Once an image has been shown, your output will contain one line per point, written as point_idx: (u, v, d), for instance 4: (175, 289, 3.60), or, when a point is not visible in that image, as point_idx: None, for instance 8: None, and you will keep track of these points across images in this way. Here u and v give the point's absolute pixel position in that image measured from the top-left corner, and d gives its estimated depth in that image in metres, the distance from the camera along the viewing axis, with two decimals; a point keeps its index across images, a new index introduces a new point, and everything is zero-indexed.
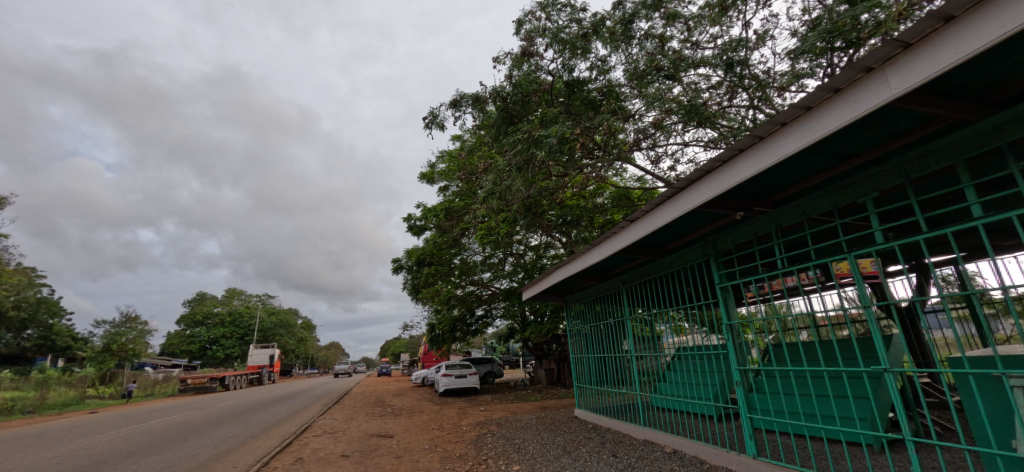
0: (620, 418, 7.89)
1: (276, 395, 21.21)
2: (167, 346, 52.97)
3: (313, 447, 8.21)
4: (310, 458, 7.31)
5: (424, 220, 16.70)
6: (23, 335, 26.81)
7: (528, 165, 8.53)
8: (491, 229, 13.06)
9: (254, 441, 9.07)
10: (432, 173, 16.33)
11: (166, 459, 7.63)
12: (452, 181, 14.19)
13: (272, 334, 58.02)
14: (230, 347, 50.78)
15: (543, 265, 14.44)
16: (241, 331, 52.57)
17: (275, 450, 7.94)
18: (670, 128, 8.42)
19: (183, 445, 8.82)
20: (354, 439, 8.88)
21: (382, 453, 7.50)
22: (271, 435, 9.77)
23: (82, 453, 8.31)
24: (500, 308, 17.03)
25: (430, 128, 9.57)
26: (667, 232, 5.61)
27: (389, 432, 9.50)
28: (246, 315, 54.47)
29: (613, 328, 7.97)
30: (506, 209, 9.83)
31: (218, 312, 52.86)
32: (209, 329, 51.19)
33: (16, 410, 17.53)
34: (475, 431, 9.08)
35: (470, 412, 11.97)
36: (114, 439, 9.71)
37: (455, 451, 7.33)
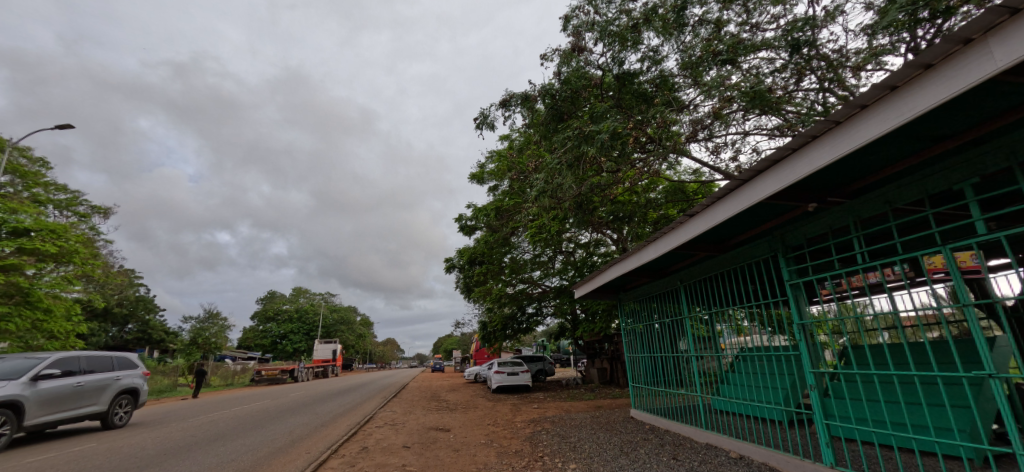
0: (679, 421, 7.57)
1: (339, 388, 22.52)
2: (244, 340, 58.15)
3: (376, 437, 8.65)
4: (374, 447, 7.72)
5: (474, 220, 17.01)
6: (125, 329, 30.64)
7: (578, 161, 8.44)
8: (541, 228, 13.04)
9: (323, 429, 9.71)
10: (481, 173, 16.58)
11: (249, 443, 8.38)
12: (502, 180, 14.29)
13: (334, 331, 61.40)
14: (297, 342, 54.59)
15: (593, 263, 14.24)
16: (306, 327, 56.12)
17: (343, 438, 8.45)
18: (729, 117, 7.99)
19: (262, 431, 9.62)
20: (414, 431, 9.25)
21: (441, 446, 7.76)
22: (337, 424, 10.40)
23: (178, 435, 9.28)
24: (550, 306, 17.00)
25: (480, 129, 9.69)
26: (730, 226, 5.33)
27: (446, 426, 9.77)
28: (311, 312, 58.29)
29: (671, 327, 7.69)
30: (557, 207, 9.73)
31: (287, 309, 57.41)
32: (279, 325, 55.56)
33: None
34: (529, 427, 9.12)
35: (523, 409, 12.04)
36: (205, 424, 10.75)
37: (511, 447, 7.42)
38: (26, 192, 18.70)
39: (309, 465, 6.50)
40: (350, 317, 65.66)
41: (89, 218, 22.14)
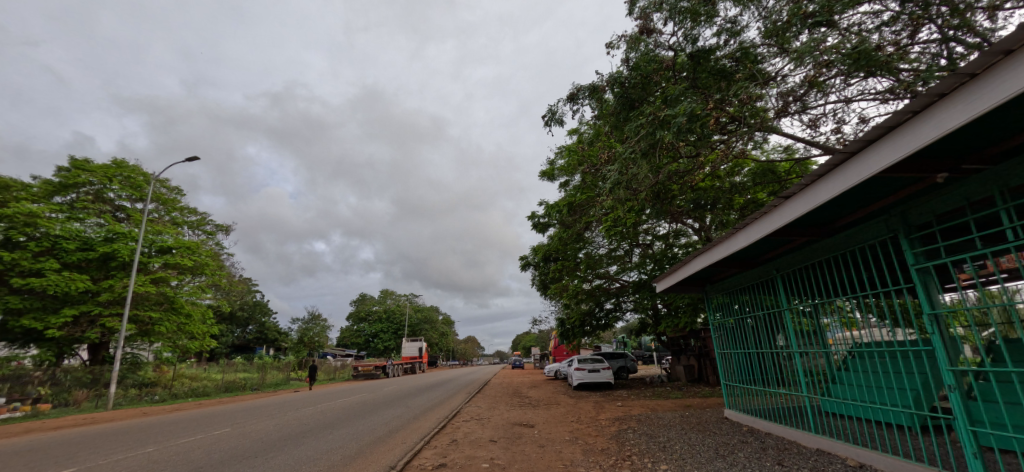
0: (783, 423, 6.89)
1: (427, 383, 23.89)
2: (342, 339, 64.19)
3: (464, 431, 9.04)
4: (463, 440, 8.07)
5: (547, 217, 17.03)
6: (246, 330, 35.57)
7: (653, 148, 8.07)
8: (616, 221, 12.67)
9: (416, 422, 10.39)
10: (551, 169, 16.57)
11: (353, 432, 9.22)
12: (572, 175, 14.14)
13: (419, 329, 65.10)
14: (387, 340, 59.05)
15: (674, 255, 13.51)
16: (394, 326, 60.20)
17: (434, 431, 8.97)
18: (826, 84, 7.15)
19: (363, 421, 10.54)
20: (500, 426, 9.51)
21: (527, 441, 7.88)
22: (428, 417, 11.05)
23: (295, 423, 10.51)
24: (630, 301, 16.48)
25: (549, 126, 9.68)
26: (835, 206, 4.73)
27: (530, 422, 9.91)
28: (398, 312, 62.59)
29: (768, 320, 7.02)
30: (632, 199, 9.40)
31: (377, 310, 62.27)
32: (371, 325, 60.57)
33: (247, 387, 23.40)
34: (615, 426, 8.91)
35: (606, 406, 11.81)
36: (315, 414, 12.04)
37: (597, 445, 7.31)
38: (168, 216, 22.29)
39: (405, 454, 7.00)
40: (432, 316, 68.48)
41: (215, 236, 25.84)
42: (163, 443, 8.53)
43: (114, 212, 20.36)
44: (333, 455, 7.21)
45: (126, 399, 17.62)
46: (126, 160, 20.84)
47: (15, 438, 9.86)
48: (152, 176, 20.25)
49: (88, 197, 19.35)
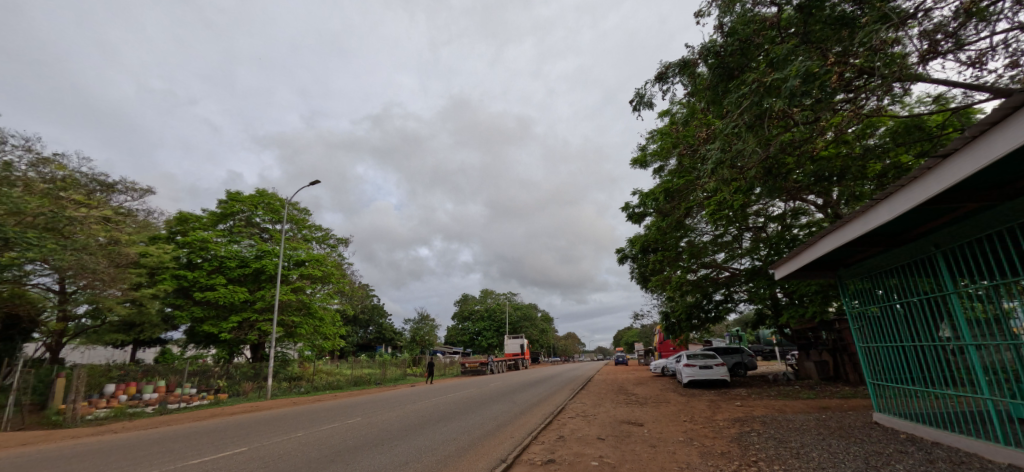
0: (954, 431, 5.64)
1: (531, 379, 24.43)
2: (449, 337, 68.78)
3: (571, 427, 9.03)
4: (571, 437, 8.07)
5: (643, 206, 16.28)
6: (368, 331, 40.18)
7: (761, 119, 7.20)
8: (721, 204, 11.61)
9: (522, 417, 10.67)
10: (643, 156, 15.78)
11: (466, 425, 9.78)
12: (667, 159, 13.29)
13: (519, 326, 66.76)
14: (490, 338, 62.09)
15: (794, 237, 11.97)
16: (495, 324, 62.86)
17: (540, 426, 9.13)
18: (990, 11, 5.74)
19: (474, 415, 11.14)
20: (607, 424, 9.32)
21: (637, 440, 7.60)
22: (533, 413, 11.28)
23: (414, 416, 11.48)
24: (743, 291, 15.05)
25: (637, 111, 9.21)
26: (1017, 159, 3.72)
27: (639, 420, 9.54)
28: (498, 310, 65.12)
29: (928, 306, 5.78)
30: (739, 178, 8.53)
31: (478, 310, 65.60)
32: (474, 323, 64.13)
33: (372, 381, 26.43)
34: (735, 427, 8.17)
35: (723, 406, 10.88)
36: (430, 407, 13.05)
37: (716, 447, 6.75)
38: (301, 234, 25.91)
39: (515, 448, 7.24)
40: (531, 313, 69.66)
41: (338, 248, 29.40)
42: (311, 429, 9.96)
43: (261, 234, 24.12)
44: (448, 445, 7.74)
45: (280, 391, 21.07)
46: (267, 189, 24.66)
47: (209, 421, 12.37)
48: (286, 201, 23.75)
49: (241, 223, 23.31)
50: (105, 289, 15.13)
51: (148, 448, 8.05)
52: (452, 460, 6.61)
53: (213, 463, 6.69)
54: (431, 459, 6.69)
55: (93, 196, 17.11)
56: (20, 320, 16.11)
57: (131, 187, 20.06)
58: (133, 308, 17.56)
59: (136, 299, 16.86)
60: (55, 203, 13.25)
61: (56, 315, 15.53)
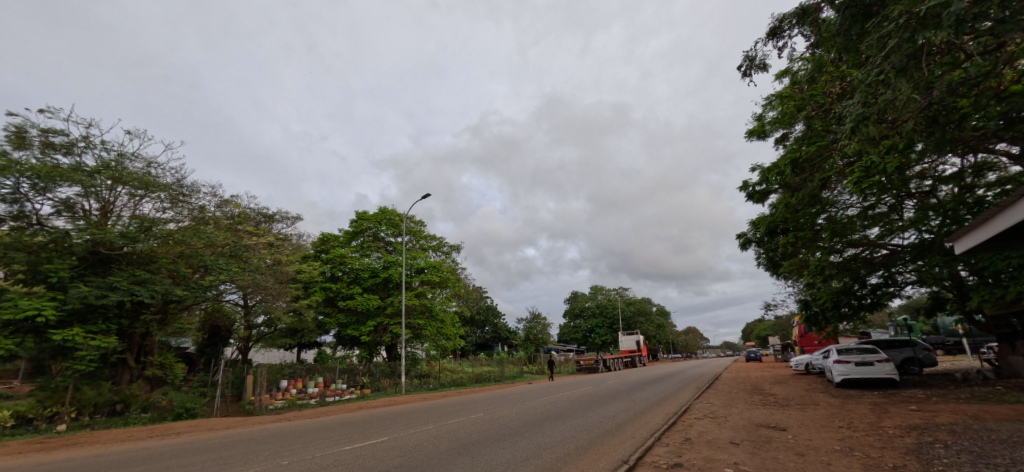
0: None
1: (651, 377, 23.35)
2: (562, 335, 69.41)
3: (699, 429, 8.36)
4: (699, 440, 7.47)
5: (765, 183, 14.46)
6: (485, 331, 42.69)
7: (917, 58, 5.82)
8: (868, 169, 9.71)
9: (643, 417, 10.19)
10: (761, 126, 14.00)
11: (583, 423, 9.68)
12: (791, 126, 11.59)
13: (633, 322, 64.22)
14: (603, 335, 61.57)
15: (980, 200, 9.47)
16: (609, 321, 62.50)
17: (664, 427, 8.60)
18: None
19: (591, 413, 11.00)
20: (740, 427, 8.42)
21: (779, 447, 6.72)
22: (655, 412, 10.70)
23: (533, 412, 11.72)
24: (909, 271, 12.45)
25: (749, 76, 8.21)
26: None
27: (780, 424, 8.42)
28: (610, 306, 63.69)
29: None
30: (890, 135, 7.03)
31: (589, 306, 65.25)
32: (586, 320, 64.54)
33: (492, 378, 27.84)
34: (913, 437, 6.71)
35: (893, 410, 9.04)
36: (547, 404, 13.25)
37: (886, 460, 5.62)
38: (418, 244, 28.39)
39: (638, 449, 6.90)
40: (646, 308, 66.31)
41: (451, 255, 31.62)
42: (440, 422, 10.83)
43: (386, 247, 26.99)
44: (568, 443, 7.70)
45: (413, 386, 23.33)
46: (388, 206, 27.51)
47: (358, 413, 14.23)
48: (405, 215, 26.25)
49: (370, 238, 26.38)
50: (274, 301, 18.24)
51: (314, 435, 9.55)
52: (573, 459, 6.55)
53: (362, 450, 7.67)
54: (551, 456, 6.72)
55: (259, 226, 21.39)
56: (222, 329, 20.42)
57: (285, 216, 24.14)
58: (296, 317, 21.02)
59: (297, 309, 20.16)
60: (234, 234, 16.75)
61: (245, 324, 19.38)
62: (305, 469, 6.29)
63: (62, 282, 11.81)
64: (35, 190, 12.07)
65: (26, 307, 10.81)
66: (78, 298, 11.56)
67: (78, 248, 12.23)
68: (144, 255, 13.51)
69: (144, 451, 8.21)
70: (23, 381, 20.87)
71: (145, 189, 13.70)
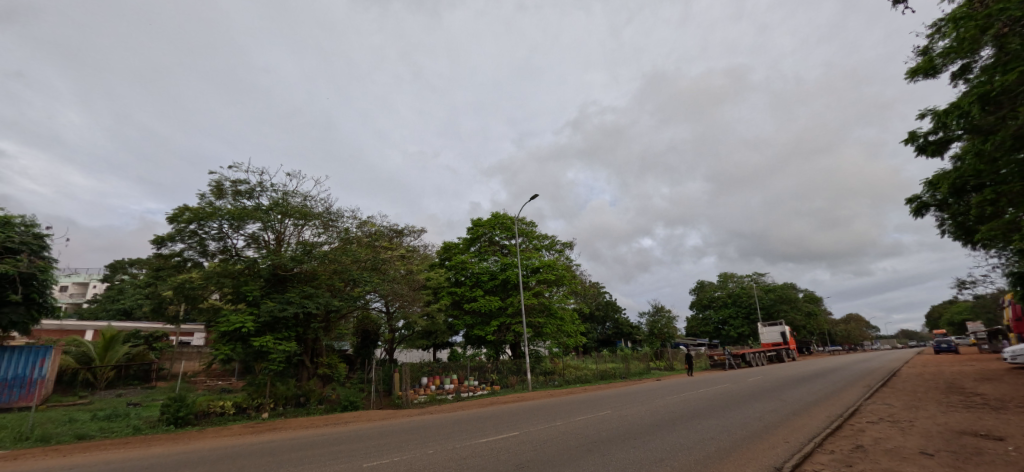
0: None
1: (805, 373, 20.38)
2: (690, 328, 64.69)
3: (874, 436, 7.06)
4: (875, 449, 6.33)
5: (940, 130, 11.60)
6: (606, 326, 42.00)
7: None
8: None
9: (797, 419, 8.97)
10: (927, 60, 11.28)
11: (723, 424, 8.91)
12: (973, 54, 9.12)
13: (774, 311, 55.77)
14: (739, 327, 55.56)
15: None
16: (744, 310, 56.27)
17: (826, 433, 7.45)
18: None
19: (732, 413, 10.06)
20: (934, 434, 6.89)
21: (995, 461, 5.34)
22: (813, 415, 9.32)
23: (664, 410, 11.17)
24: None
25: (902, 2, 6.72)
26: None
27: (995, 432, 6.68)
28: (744, 294, 57.30)
29: None
30: None
31: (719, 295, 59.96)
32: (717, 311, 59.29)
33: (617, 375, 27.24)
34: None
35: None
36: (679, 402, 12.50)
37: None
38: (531, 244, 29.17)
39: (794, 456, 6.09)
40: (792, 294, 56.80)
41: (564, 252, 31.80)
42: (568, 418, 10.99)
43: (501, 250, 28.31)
44: (708, 445, 7.15)
45: (539, 383, 24.01)
46: (500, 211, 28.82)
47: (490, 408, 15.21)
48: (516, 218, 27.22)
49: (487, 243, 27.94)
50: (410, 306, 20.56)
51: (453, 427, 10.50)
52: (713, 462, 6.07)
53: (498, 442, 8.20)
54: (688, 458, 6.33)
55: (391, 240, 24.08)
56: (371, 333, 23.62)
57: (412, 230, 26.95)
58: (429, 319, 23.25)
59: (429, 313, 22.34)
60: (373, 250, 19.16)
61: (389, 328, 22.13)
62: (448, 458, 6.95)
63: (255, 299, 14.92)
64: (233, 228, 15.49)
65: (235, 320, 13.91)
66: (268, 312, 14.49)
67: (264, 270, 15.31)
68: (309, 273, 16.29)
69: (316, 437, 9.92)
70: (240, 378, 26.88)
71: (304, 218, 16.60)
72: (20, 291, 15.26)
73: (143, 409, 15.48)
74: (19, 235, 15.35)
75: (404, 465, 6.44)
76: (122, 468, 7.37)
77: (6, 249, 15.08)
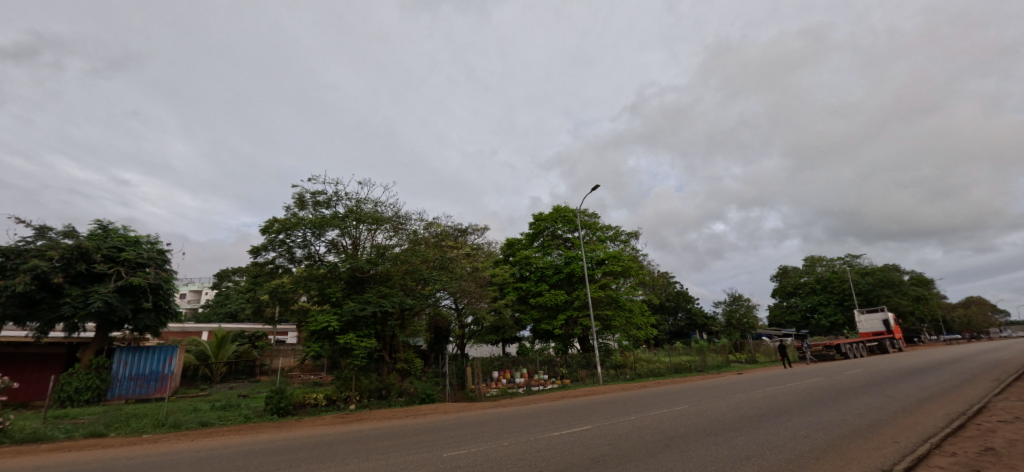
0: None
1: (918, 365, 18.05)
2: (773, 317, 59.93)
3: (1009, 438, 6.19)
4: (1010, 453, 5.55)
5: None
6: (678, 317, 40.42)
7: None
8: None
9: (908, 418, 8.00)
10: None
11: (818, 420, 8.22)
12: None
13: (873, 297, 49.09)
14: (831, 315, 50.26)
15: None
16: (837, 296, 50.85)
17: (945, 434, 6.58)
18: None
19: (828, 409, 9.26)
20: None
21: None
22: (928, 412, 8.26)
23: (747, 405, 10.57)
24: None
25: None
26: None
27: None
28: (837, 279, 51.86)
29: None
30: None
31: (806, 281, 55.24)
32: (804, 298, 54.69)
33: (693, 368, 25.99)
34: None
35: None
36: (766, 397, 11.72)
37: None
38: (595, 236, 28.70)
39: (904, 458, 5.45)
40: (896, 277, 49.86)
41: (629, 242, 30.93)
42: (642, 413, 10.77)
43: (564, 243, 28.22)
44: (800, 444, 6.63)
45: (610, 377, 23.59)
46: (561, 204, 28.67)
47: (561, 402, 15.36)
48: (577, 210, 26.97)
49: (549, 237, 27.99)
50: (478, 302, 21.29)
51: (527, 420, 10.73)
52: (806, 462, 5.63)
53: (572, 436, 8.27)
54: (778, 457, 5.93)
55: (457, 239, 25.00)
56: (443, 329, 24.73)
57: (476, 228, 27.77)
58: (496, 315, 23.77)
59: (496, 308, 22.91)
60: (440, 249, 20.00)
61: (459, 324, 23.02)
62: (522, 450, 7.13)
63: (338, 300, 16.28)
64: (316, 236, 17.01)
65: (323, 320, 15.34)
66: (350, 312, 15.74)
67: (343, 273, 16.64)
68: (384, 275, 17.41)
69: (393, 428, 10.69)
70: (329, 372, 29.53)
71: (376, 222, 17.81)
72: (150, 299, 17.92)
73: (252, 400, 17.58)
74: (144, 252, 18.39)
75: (482, 456, 6.76)
76: (241, 451, 8.53)
77: (135, 264, 18.04)
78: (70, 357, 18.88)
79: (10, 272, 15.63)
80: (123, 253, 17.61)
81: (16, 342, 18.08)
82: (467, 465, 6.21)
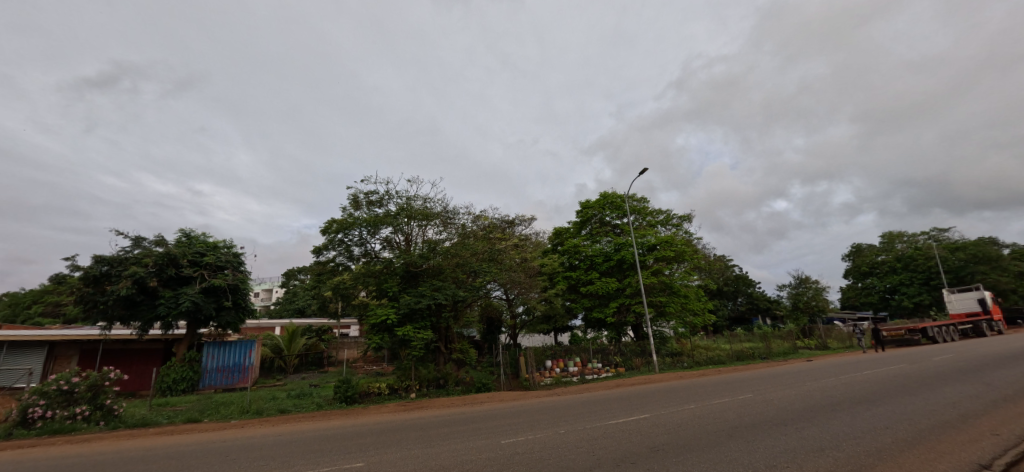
0: None
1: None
2: (847, 300, 55.41)
3: None
4: None
5: None
6: (738, 302, 38.62)
7: None
8: None
9: (1010, 407, 7.17)
10: None
11: (901, 410, 7.58)
12: None
13: (965, 274, 43.94)
14: (915, 295, 45.67)
15: None
16: (921, 275, 46.17)
17: None
18: None
19: (913, 398, 8.47)
20: None
21: None
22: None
23: (819, 394, 9.93)
24: None
25: None
26: None
27: None
28: (920, 256, 46.96)
29: None
30: None
31: (884, 259, 50.52)
32: (881, 279, 49.89)
33: (756, 356, 24.63)
34: None
35: None
36: (840, 385, 10.91)
37: None
38: (645, 221, 27.91)
39: (1006, 453, 4.90)
40: (995, 251, 44.15)
41: (682, 226, 29.75)
42: (703, 402, 10.42)
43: (614, 229, 27.69)
44: (880, 435, 6.14)
45: (666, 365, 22.95)
46: (608, 190, 28.06)
47: (617, 390, 15.23)
48: (625, 195, 26.29)
49: (597, 224, 27.52)
50: (528, 292, 21.54)
51: (584, 409, 10.73)
52: (889, 455, 5.22)
53: (629, 424, 8.19)
54: (855, 449, 5.54)
55: (505, 231, 25.30)
56: (495, 320, 25.20)
57: (522, 219, 27.91)
58: (547, 304, 23.81)
59: (547, 298, 22.99)
60: (489, 241, 20.18)
61: (510, 314, 23.37)
62: (580, 438, 7.17)
63: (395, 294, 17.04)
64: (371, 234, 17.84)
65: (382, 313, 16.17)
66: (406, 304, 16.43)
67: (398, 268, 17.40)
68: (436, 268, 17.97)
69: (452, 416, 11.16)
70: (390, 363, 31.12)
71: (426, 218, 18.36)
72: (230, 298, 19.72)
73: (323, 389, 18.93)
74: (223, 256, 20.23)
75: (542, 444, 6.86)
76: (315, 436, 9.25)
77: (215, 267, 19.88)
78: (166, 352, 21.27)
79: (115, 278, 17.76)
80: (205, 258, 19.49)
81: (124, 340, 20.62)
82: (526, 451, 6.38)
